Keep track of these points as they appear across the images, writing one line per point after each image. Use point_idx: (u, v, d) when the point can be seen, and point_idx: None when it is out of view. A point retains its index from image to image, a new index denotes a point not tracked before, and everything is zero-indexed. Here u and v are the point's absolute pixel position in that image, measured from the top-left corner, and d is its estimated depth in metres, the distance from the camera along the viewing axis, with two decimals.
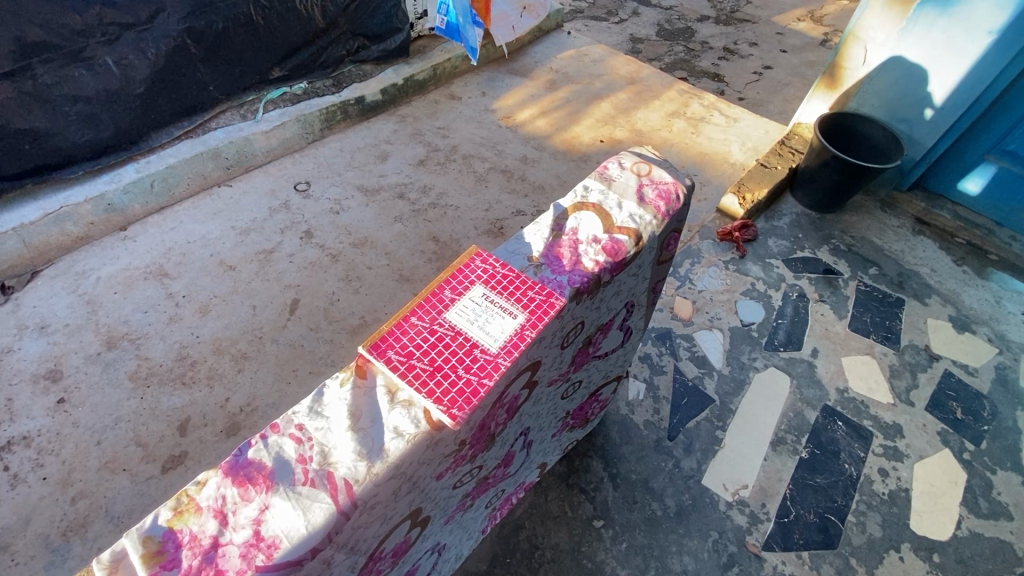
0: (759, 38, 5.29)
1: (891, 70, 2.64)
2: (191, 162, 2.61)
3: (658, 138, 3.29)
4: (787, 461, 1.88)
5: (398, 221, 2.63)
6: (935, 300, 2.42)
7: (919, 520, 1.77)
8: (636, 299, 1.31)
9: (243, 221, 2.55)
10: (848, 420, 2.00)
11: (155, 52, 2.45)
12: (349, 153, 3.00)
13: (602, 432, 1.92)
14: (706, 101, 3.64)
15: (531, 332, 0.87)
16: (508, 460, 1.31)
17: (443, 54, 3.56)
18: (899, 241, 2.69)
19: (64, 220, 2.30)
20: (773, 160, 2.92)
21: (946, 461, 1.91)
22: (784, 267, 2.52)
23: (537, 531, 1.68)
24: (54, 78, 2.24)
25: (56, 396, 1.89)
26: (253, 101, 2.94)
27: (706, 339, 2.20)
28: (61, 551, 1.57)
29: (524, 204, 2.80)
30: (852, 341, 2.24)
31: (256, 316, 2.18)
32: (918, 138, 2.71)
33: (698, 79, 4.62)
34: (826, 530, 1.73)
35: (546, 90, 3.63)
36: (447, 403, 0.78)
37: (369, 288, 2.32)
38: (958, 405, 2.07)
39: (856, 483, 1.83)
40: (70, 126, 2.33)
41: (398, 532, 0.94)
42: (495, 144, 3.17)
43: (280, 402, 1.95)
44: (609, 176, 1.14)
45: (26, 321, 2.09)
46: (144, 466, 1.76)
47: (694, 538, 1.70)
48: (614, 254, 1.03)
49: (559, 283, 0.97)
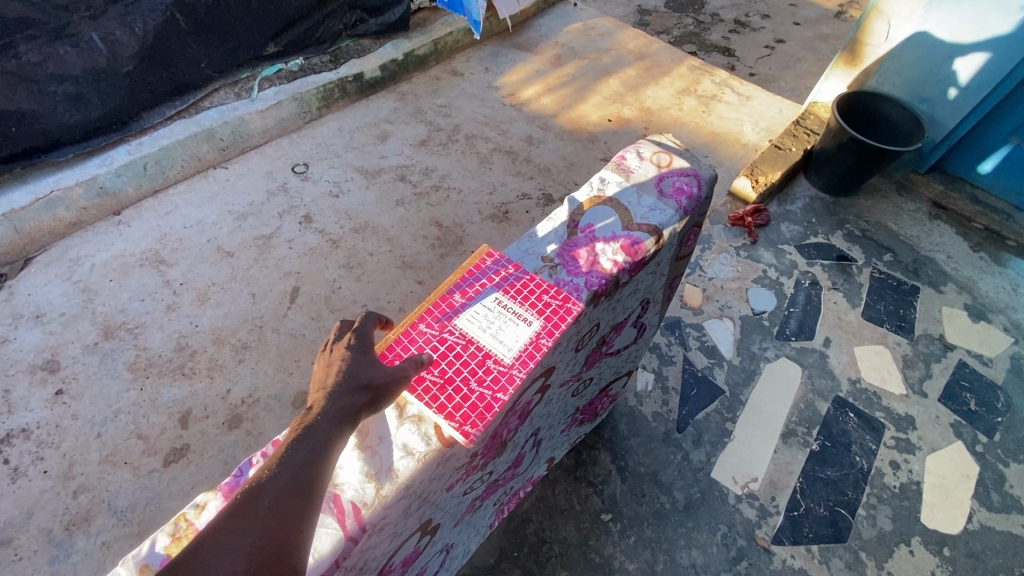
0: (772, 9, 5.09)
1: (916, 47, 2.52)
2: (185, 144, 2.51)
3: (668, 117, 3.18)
4: (797, 453, 1.85)
5: (400, 204, 2.55)
6: (951, 288, 2.37)
7: (930, 513, 1.75)
8: (652, 296, 1.24)
9: (240, 205, 2.48)
10: (859, 412, 1.96)
11: (142, 28, 2.35)
12: (348, 132, 2.90)
13: (609, 424, 1.89)
14: (718, 78, 3.50)
15: (547, 341, 0.82)
16: (517, 461, 1.28)
17: (444, 28, 3.42)
18: (915, 226, 2.61)
19: (55, 205, 2.22)
20: (787, 142, 2.83)
21: (958, 454, 1.88)
22: (797, 253, 2.45)
23: (545, 525, 1.66)
24: (38, 56, 2.15)
25: (55, 387, 1.86)
26: (248, 78, 2.83)
27: (715, 328, 2.16)
28: (65, 545, 1.55)
29: (529, 186, 2.72)
30: (865, 330, 2.19)
31: (255, 305, 2.13)
32: (939, 119, 2.61)
33: (708, 53, 4.47)
34: (836, 524, 1.71)
35: (552, 66, 3.50)
36: (459, 419, 0.74)
37: (370, 275, 2.26)
38: (972, 396, 2.03)
39: (867, 477, 1.81)
40: (58, 107, 2.23)
41: (407, 544, 0.90)
42: (499, 123, 3.06)
43: (282, 394, 1.90)
44: (627, 167, 1.07)
45: (20, 310, 2.04)
46: (146, 459, 1.72)
47: (703, 532, 1.68)
48: (633, 254, 0.96)
49: (575, 285, 0.90)
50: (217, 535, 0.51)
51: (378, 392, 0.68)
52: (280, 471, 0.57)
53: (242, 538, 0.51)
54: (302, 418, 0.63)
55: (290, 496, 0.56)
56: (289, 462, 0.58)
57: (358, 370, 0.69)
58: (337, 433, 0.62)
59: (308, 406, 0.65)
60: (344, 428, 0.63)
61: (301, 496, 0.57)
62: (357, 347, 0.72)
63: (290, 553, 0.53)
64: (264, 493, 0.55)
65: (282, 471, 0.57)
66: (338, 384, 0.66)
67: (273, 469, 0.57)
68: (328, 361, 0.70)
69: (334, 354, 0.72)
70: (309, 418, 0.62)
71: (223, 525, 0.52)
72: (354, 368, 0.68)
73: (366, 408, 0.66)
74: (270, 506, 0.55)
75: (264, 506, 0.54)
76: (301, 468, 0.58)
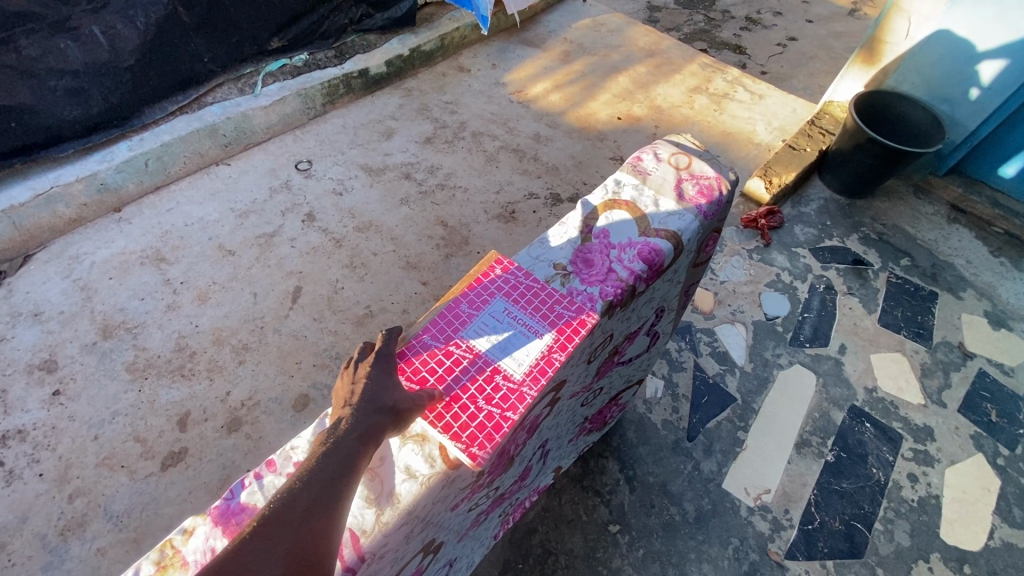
0: (784, 6, 5.00)
1: (937, 45, 2.44)
2: (187, 140, 2.47)
3: (679, 116, 3.11)
4: (812, 464, 1.79)
5: (405, 203, 2.51)
6: (970, 294, 2.30)
7: (949, 528, 1.69)
8: (667, 303, 1.19)
9: (242, 202, 2.44)
10: (876, 422, 1.90)
11: (144, 21, 2.30)
12: (353, 129, 2.86)
13: (618, 432, 1.84)
14: (730, 76, 3.43)
15: (559, 356, 0.78)
16: (524, 474, 1.23)
17: (451, 24, 3.36)
18: (933, 230, 2.54)
19: (55, 201, 2.19)
20: (801, 142, 2.76)
21: (979, 467, 1.82)
22: (811, 256, 2.38)
23: (551, 535, 1.62)
24: (38, 50, 2.12)
25: (52, 387, 1.82)
26: (252, 73, 2.78)
27: (727, 333, 2.10)
28: (59, 551, 1.52)
29: (537, 185, 2.66)
30: (882, 337, 2.13)
31: (257, 304, 2.08)
32: (960, 119, 2.53)
33: (719, 51, 4.39)
34: (852, 538, 1.65)
35: (561, 62, 3.44)
36: (465, 440, 0.69)
37: (374, 275, 2.22)
38: (993, 407, 1.97)
39: (884, 490, 1.75)
40: (58, 102, 2.20)
41: (408, 567, 0.85)
42: (507, 121, 3.00)
43: (283, 397, 1.86)
44: (644, 169, 1.02)
45: (19, 308, 2.01)
46: (143, 463, 1.69)
47: (714, 545, 1.63)
48: (651, 261, 0.90)
49: (589, 295, 0.85)
50: (248, 550, 0.49)
51: (403, 415, 0.66)
52: (308, 487, 0.56)
53: (272, 553, 0.50)
54: (328, 434, 0.61)
55: (318, 514, 0.54)
56: (317, 477, 0.57)
57: (383, 389, 0.67)
58: (364, 453, 0.61)
59: (334, 422, 0.63)
60: (370, 448, 0.61)
61: (328, 512, 0.55)
62: (382, 363, 0.70)
63: (320, 572, 0.52)
64: (292, 509, 0.54)
65: (310, 486, 0.56)
66: (365, 402, 0.65)
67: (301, 485, 0.56)
68: (351, 378, 0.69)
69: (357, 371, 0.69)
70: (336, 435, 0.61)
71: (251, 540, 0.50)
72: (379, 387, 0.67)
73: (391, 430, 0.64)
74: (297, 525, 0.53)
75: (295, 521, 0.53)
76: (329, 486, 0.57)
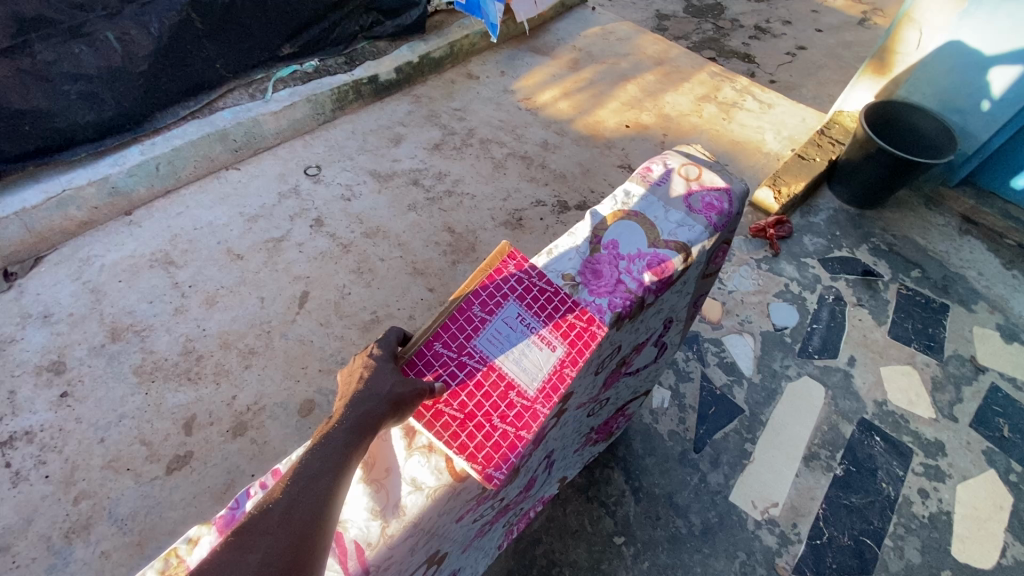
0: (793, 15, 4.99)
1: (948, 56, 2.43)
2: (198, 144, 2.50)
3: (687, 124, 3.11)
4: (820, 478, 1.77)
5: (412, 209, 2.51)
6: (982, 307, 2.27)
7: (961, 546, 1.66)
8: (676, 314, 1.18)
9: (251, 207, 2.45)
10: (886, 436, 1.87)
11: (157, 27, 2.32)
12: (361, 135, 2.87)
13: (624, 442, 1.82)
14: (739, 85, 3.42)
15: (570, 371, 0.79)
16: (529, 484, 1.22)
17: (461, 31, 3.38)
18: (944, 242, 2.52)
19: (67, 204, 2.21)
20: (811, 151, 2.75)
21: (991, 484, 1.79)
22: (820, 267, 2.37)
23: (555, 546, 1.60)
24: (53, 56, 2.14)
25: (59, 389, 1.83)
26: (263, 79, 2.82)
27: (735, 343, 2.08)
28: (63, 554, 1.52)
29: (544, 193, 2.66)
30: (892, 350, 2.10)
31: (264, 309, 2.09)
32: (971, 131, 2.51)
33: (727, 60, 4.39)
34: (861, 555, 1.62)
35: (569, 70, 3.45)
36: (481, 460, 0.69)
37: (381, 281, 2.22)
38: (1006, 422, 1.94)
39: (894, 505, 1.72)
40: (71, 105, 2.22)
41: None
42: (515, 128, 3.01)
43: (289, 402, 1.86)
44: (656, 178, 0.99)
45: (29, 310, 2.02)
46: (148, 466, 1.69)
47: (720, 559, 1.61)
48: (662, 274, 0.90)
49: (598, 306, 0.85)
50: (228, 548, 0.52)
51: (398, 404, 0.65)
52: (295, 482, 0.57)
53: (256, 546, 0.53)
54: (321, 428, 0.63)
55: (303, 508, 0.56)
56: (303, 473, 0.58)
57: (379, 380, 0.66)
58: (354, 445, 0.61)
59: (331, 415, 0.64)
60: (363, 439, 0.61)
61: (315, 506, 0.57)
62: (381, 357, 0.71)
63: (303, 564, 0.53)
64: (277, 504, 0.56)
65: (297, 481, 0.57)
66: (358, 394, 0.64)
67: (290, 479, 0.58)
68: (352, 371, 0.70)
69: (357, 363, 0.70)
70: (328, 428, 0.62)
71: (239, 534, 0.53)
72: (376, 378, 0.66)
73: (385, 420, 0.63)
74: (281, 520, 0.55)
75: (276, 518, 0.55)
76: (315, 481, 0.58)
